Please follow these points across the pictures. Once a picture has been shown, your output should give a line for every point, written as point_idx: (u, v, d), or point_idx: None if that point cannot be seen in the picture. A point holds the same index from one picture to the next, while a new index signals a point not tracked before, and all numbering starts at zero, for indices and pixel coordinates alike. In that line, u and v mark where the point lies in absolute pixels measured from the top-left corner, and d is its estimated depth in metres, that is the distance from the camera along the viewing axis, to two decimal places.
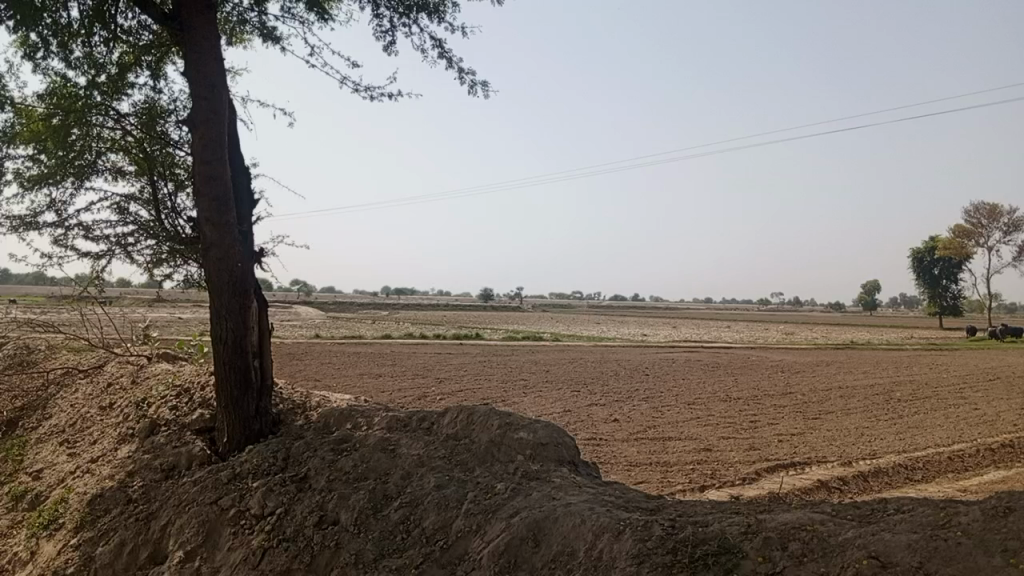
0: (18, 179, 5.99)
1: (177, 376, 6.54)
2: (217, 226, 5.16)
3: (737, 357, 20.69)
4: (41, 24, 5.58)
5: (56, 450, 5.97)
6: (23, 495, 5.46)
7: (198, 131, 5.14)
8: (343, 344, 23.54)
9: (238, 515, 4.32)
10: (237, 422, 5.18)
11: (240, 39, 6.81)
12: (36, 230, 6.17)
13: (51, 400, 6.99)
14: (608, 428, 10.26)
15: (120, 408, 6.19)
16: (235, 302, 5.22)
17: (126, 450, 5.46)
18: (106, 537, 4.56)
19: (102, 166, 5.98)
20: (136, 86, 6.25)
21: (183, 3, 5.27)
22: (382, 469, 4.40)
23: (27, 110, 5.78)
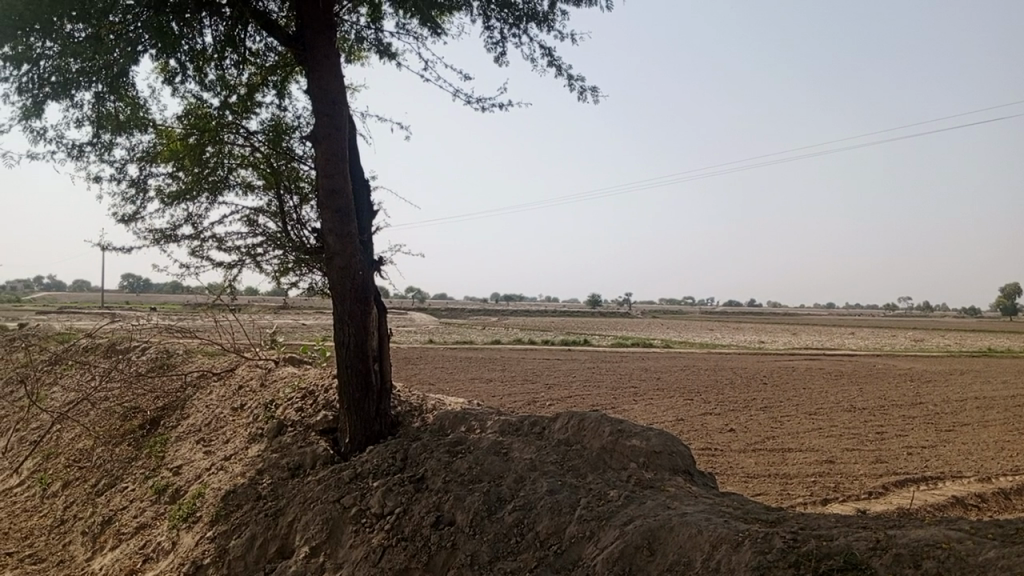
0: (159, 195, 6.44)
1: (301, 379, 6.87)
2: (340, 236, 5.39)
3: (861, 365, 19.73)
4: (180, 50, 5.98)
5: (194, 447, 6.38)
6: (164, 489, 5.86)
7: (321, 147, 5.39)
8: (455, 350, 24.02)
9: (359, 514, 4.48)
10: (359, 423, 5.38)
11: (358, 56, 7.07)
12: (174, 243, 6.59)
13: (188, 400, 7.48)
14: (723, 438, 10.01)
15: (250, 410, 6.55)
16: (356, 309, 5.43)
17: (256, 449, 5.77)
18: (239, 531, 4.83)
19: (234, 182, 6.35)
20: (263, 105, 6.60)
21: (306, 24, 5.54)
22: (496, 472, 4.46)
23: (167, 130, 6.21)
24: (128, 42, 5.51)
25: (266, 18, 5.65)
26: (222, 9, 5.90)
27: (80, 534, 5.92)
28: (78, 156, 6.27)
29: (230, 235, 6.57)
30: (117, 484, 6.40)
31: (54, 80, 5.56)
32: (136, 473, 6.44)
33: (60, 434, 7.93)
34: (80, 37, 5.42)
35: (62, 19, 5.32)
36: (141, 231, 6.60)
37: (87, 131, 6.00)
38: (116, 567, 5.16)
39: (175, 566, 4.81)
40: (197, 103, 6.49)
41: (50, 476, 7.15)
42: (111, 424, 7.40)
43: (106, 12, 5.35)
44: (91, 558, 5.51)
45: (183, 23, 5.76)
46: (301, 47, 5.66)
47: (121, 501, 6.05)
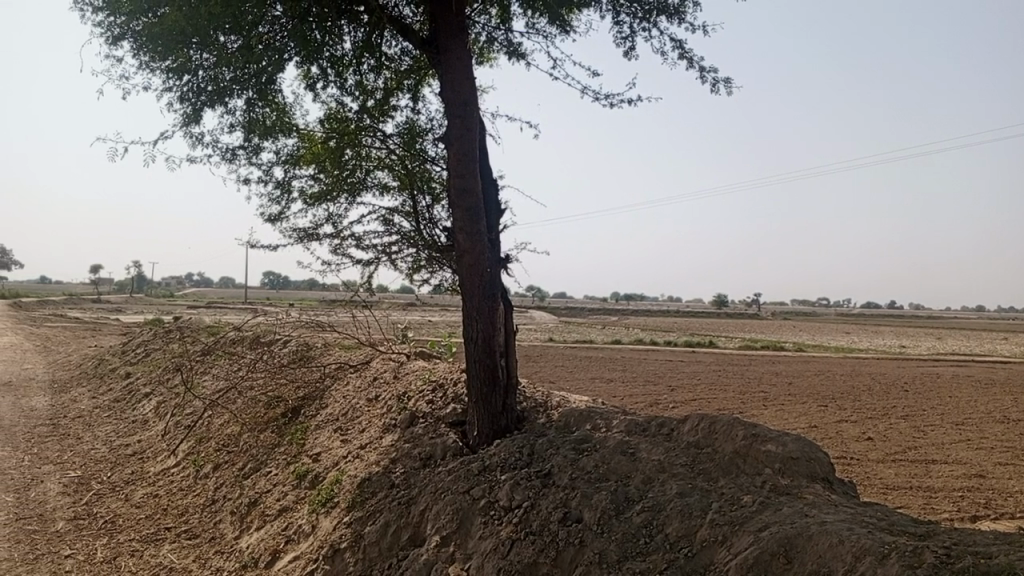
0: (302, 196, 6.76)
1: (432, 373, 7.07)
2: (470, 234, 5.49)
3: (1017, 373, 18.23)
4: (322, 58, 6.28)
5: (331, 436, 6.68)
6: (305, 475, 6.18)
7: (453, 147, 5.51)
8: (576, 350, 24.00)
9: (488, 506, 4.56)
10: (487, 417, 5.49)
11: (487, 58, 7.18)
12: (316, 241, 6.88)
13: (326, 391, 7.84)
14: (860, 447, 9.52)
15: (384, 401, 6.81)
16: (484, 305, 5.52)
17: (389, 439, 5.99)
18: (374, 518, 5.02)
19: (371, 183, 6.58)
20: (398, 108, 6.83)
21: (439, 28, 5.69)
22: (624, 471, 4.43)
23: (309, 134, 6.51)
24: (275, 51, 5.83)
25: (401, 23, 5.84)
26: (361, 16, 6.15)
27: (229, 514, 6.33)
28: (230, 159, 6.67)
29: (368, 234, 6.80)
30: (261, 468, 6.80)
31: (210, 89, 5.95)
32: (279, 458, 6.82)
33: (210, 419, 8.52)
34: (233, 47, 5.78)
35: (217, 31, 5.69)
36: (286, 230, 6.92)
37: (239, 136, 6.39)
38: (262, 546, 5.48)
39: (315, 548, 5.06)
40: (337, 108, 6.78)
41: (202, 458, 7.69)
42: (257, 412, 7.88)
43: (255, 23, 5.68)
44: (239, 537, 5.89)
45: (324, 31, 6.04)
46: (434, 50, 5.81)
47: (266, 485, 6.42)
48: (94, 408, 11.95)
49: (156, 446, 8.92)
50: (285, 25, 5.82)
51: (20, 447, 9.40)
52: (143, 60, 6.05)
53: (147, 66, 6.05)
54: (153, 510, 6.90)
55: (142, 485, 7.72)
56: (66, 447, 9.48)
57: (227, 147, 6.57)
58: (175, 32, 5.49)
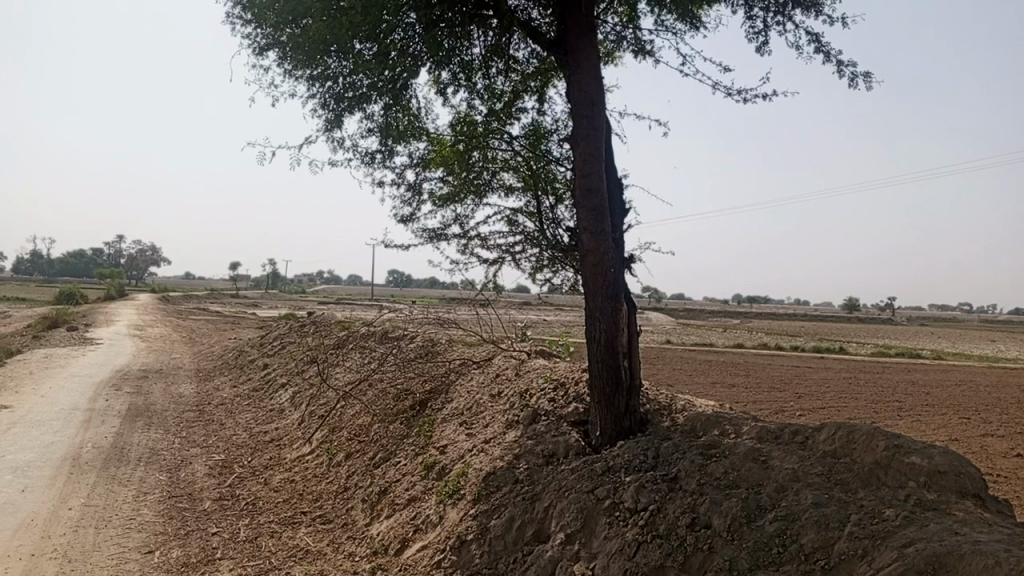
0: (432, 198, 6.93)
1: (554, 371, 7.11)
2: (594, 234, 5.45)
3: None
4: (452, 62, 6.44)
5: (457, 429, 6.84)
6: (432, 466, 6.36)
7: (579, 148, 5.51)
8: (696, 353, 23.51)
9: (613, 506, 4.55)
10: (609, 418, 5.44)
11: (614, 57, 7.15)
12: (444, 241, 7.02)
13: (452, 386, 8.02)
14: (1010, 463, 8.85)
15: (507, 398, 6.90)
16: (608, 306, 5.47)
17: (512, 435, 6.07)
18: (499, 512, 5.10)
19: (496, 184, 6.66)
20: (524, 110, 6.89)
21: (568, 28, 5.71)
22: (755, 479, 4.30)
23: (439, 137, 6.65)
24: (409, 57, 6.03)
25: (530, 26, 5.90)
26: (490, 20, 6.26)
27: (360, 501, 6.60)
28: (366, 163, 6.94)
29: (493, 235, 6.85)
30: (390, 459, 7.05)
31: (349, 95, 6.22)
32: (407, 449, 7.04)
33: (343, 410, 8.91)
34: (368, 54, 6.00)
35: (356, 41, 5.93)
36: (415, 232, 7.07)
37: (373, 140, 6.63)
38: (391, 534, 5.69)
39: (442, 538, 5.20)
40: (465, 112, 6.92)
41: (335, 446, 8.06)
42: (386, 405, 8.17)
43: (389, 31, 5.89)
44: (370, 524, 6.13)
45: (454, 37, 6.19)
46: (561, 52, 5.84)
47: (394, 475, 6.65)
48: (236, 396, 12.75)
49: (291, 434, 9.42)
50: (418, 32, 6.00)
51: (172, 430, 10.17)
52: (288, 69, 6.40)
53: (292, 75, 6.40)
54: (290, 495, 7.30)
55: (280, 470, 8.17)
56: (211, 432, 10.17)
57: (363, 151, 6.84)
58: (318, 43, 5.76)
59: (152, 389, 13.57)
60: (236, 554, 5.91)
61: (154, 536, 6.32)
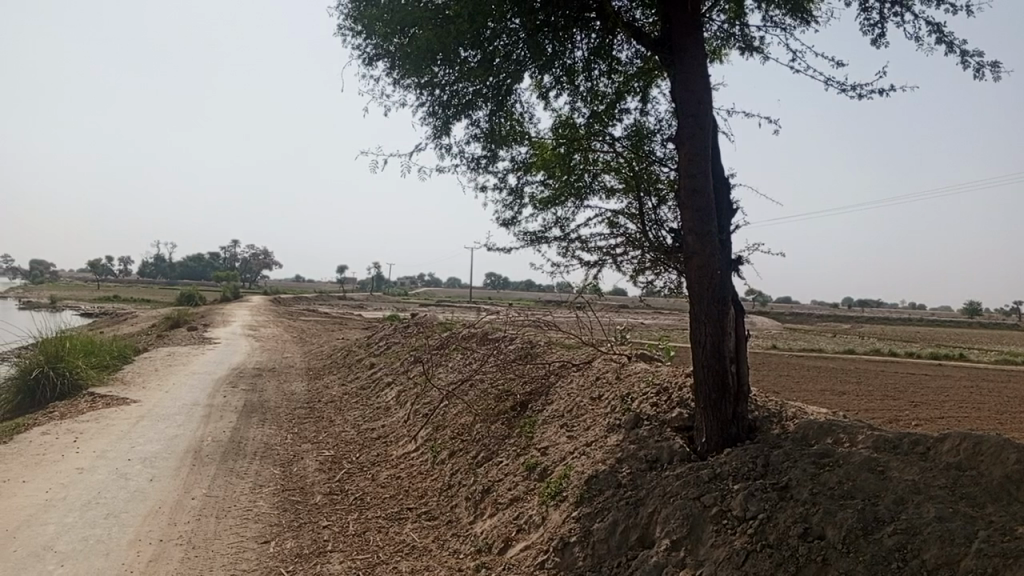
0: (533, 201, 6.94)
1: (656, 375, 7.02)
2: (700, 236, 5.34)
3: None
4: (555, 66, 6.47)
5: (558, 431, 6.86)
6: (534, 467, 6.39)
7: (684, 148, 5.43)
8: (804, 358, 22.69)
9: (721, 514, 4.45)
10: (715, 424, 5.31)
11: (720, 55, 7.01)
12: (545, 245, 7.01)
13: (552, 387, 8.04)
14: None
15: (608, 401, 6.87)
16: (714, 309, 5.34)
17: (615, 439, 6.04)
18: (602, 515, 5.09)
19: (597, 186, 6.60)
20: (626, 111, 6.84)
21: (673, 27, 5.63)
22: (872, 490, 4.12)
23: (541, 141, 6.67)
24: (512, 63, 6.12)
25: (634, 27, 5.86)
26: (592, 23, 6.27)
27: (464, 499, 6.71)
28: (470, 168, 7.03)
29: (594, 237, 6.79)
30: (493, 458, 7.13)
31: (455, 102, 6.36)
32: (509, 449, 7.10)
33: (446, 410, 9.09)
34: (473, 61, 6.12)
35: (461, 49, 6.06)
36: (516, 236, 7.07)
37: (478, 145, 6.72)
38: (495, 533, 5.76)
39: (545, 540, 5.22)
40: (568, 115, 6.93)
41: (439, 445, 8.22)
42: (488, 406, 8.28)
43: (493, 38, 5.99)
44: (473, 522, 6.22)
45: (557, 41, 6.23)
46: (666, 52, 5.77)
47: (497, 474, 6.72)
48: (344, 394, 13.20)
49: (397, 431, 9.67)
50: (521, 37, 6.07)
51: (285, 426, 10.63)
52: (397, 79, 6.60)
53: (401, 84, 6.60)
54: (397, 491, 7.52)
55: (386, 467, 8.41)
56: (321, 428, 10.58)
57: (468, 157, 6.94)
58: (425, 53, 5.92)
59: (267, 386, 14.21)
60: (346, 547, 6.13)
61: (269, 527, 6.62)
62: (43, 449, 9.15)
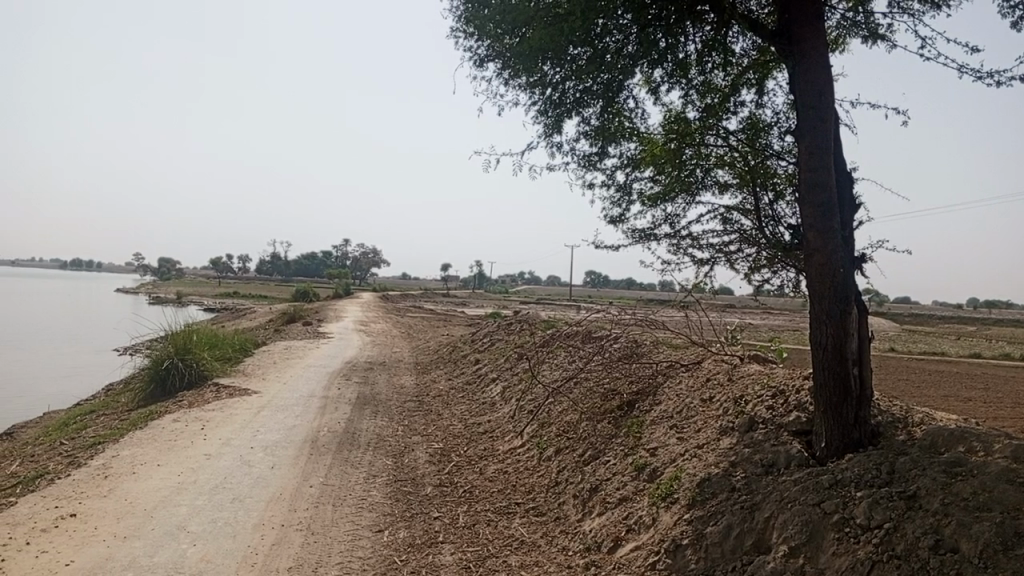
0: (642, 198, 6.84)
1: (770, 378, 6.80)
2: (821, 232, 5.15)
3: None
4: (667, 60, 6.37)
5: (668, 432, 6.75)
6: (643, 467, 6.33)
7: (805, 142, 5.25)
8: (925, 361, 21.52)
9: (843, 522, 4.27)
10: (836, 428, 5.11)
11: (842, 45, 6.73)
12: (655, 242, 6.88)
13: (661, 386, 7.93)
14: None
15: (720, 402, 6.72)
16: (835, 309, 5.13)
17: (728, 442, 5.90)
18: (715, 519, 4.99)
19: (709, 181, 6.44)
20: (741, 104, 6.66)
21: (792, 17, 5.45)
22: (1011, 503, 3.86)
23: (651, 136, 6.58)
24: (622, 59, 6.08)
25: (750, 18, 5.70)
26: (705, 16, 6.14)
27: (572, 497, 6.72)
28: (579, 166, 7.02)
29: (706, 233, 6.62)
30: (600, 456, 7.11)
31: (564, 100, 6.38)
32: (616, 448, 7.05)
33: (552, 407, 9.13)
34: (583, 58, 6.12)
35: (571, 47, 6.08)
36: (624, 233, 6.97)
37: (588, 142, 6.70)
38: (604, 532, 5.74)
39: (656, 541, 5.17)
40: (680, 110, 6.81)
41: (545, 441, 8.27)
42: (595, 404, 8.26)
43: (603, 34, 5.97)
44: (582, 520, 6.22)
45: (670, 35, 6.14)
46: (784, 42, 5.58)
47: (605, 473, 6.70)
48: (450, 389, 13.46)
49: (503, 426, 9.79)
50: (632, 32, 6.01)
51: (395, 418, 10.95)
52: (507, 79, 6.69)
53: (511, 84, 6.68)
54: (504, 485, 7.62)
55: (493, 461, 8.54)
56: (430, 421, 10.84)
57: (578, 154, 6.93)
58: (534, 51, 5.97)
59: (377, 380, 14.68)
60: (457, 539, 6.26)
61: (383, 516, 6.84)
62: (175, 435, 9.77)
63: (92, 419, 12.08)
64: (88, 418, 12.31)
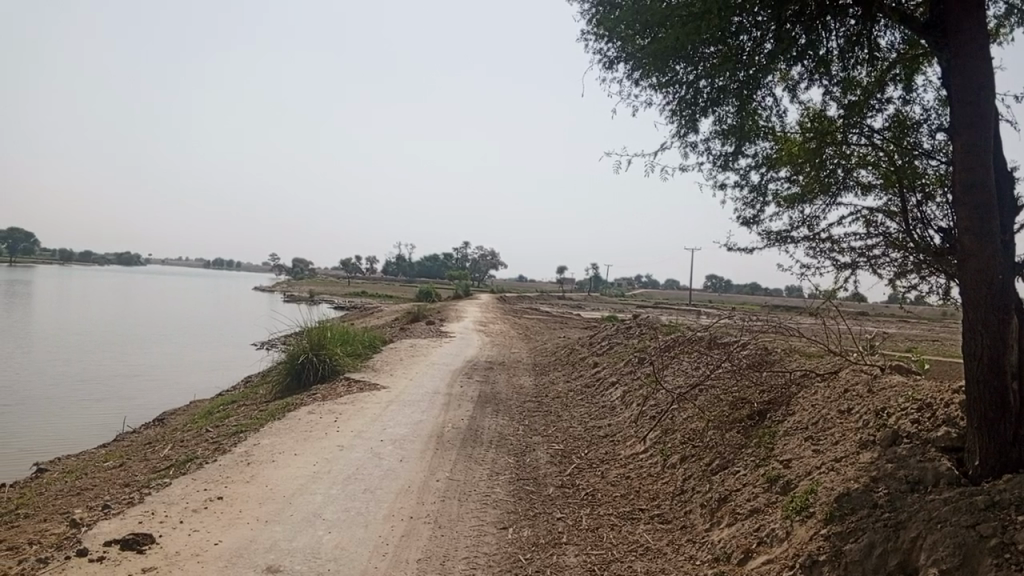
0: (778, 199, 6.59)
1: (916, 390, 6.39)
2: (978, 235, 4.81)
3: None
4: (807, 56, 6.12)
5: (802, 444, 6.48)
6: (776, 479, 6.10)
7: (960, 139, 4.91)
8: None
9: (1002, 547, 3.94)
10: (993, 447, 4.74)
11: (1002, 35, 6.27)
12: (792, 244, 6.60)
13: (794, 396, 7.63)
14: None
15: (860, 415, 6.39)
16: (992, 318, 4.77)
17: (868, 456, 5.62)
18: (856, 536, 4.75)
19: (852, 182, 6.12)
20: (887, 101, 6.31)
21: (948, 8, 5.11)
22: None
23: (788, 135, 6.34)
24: (758, 56, 5.90)
25: (899, 11, 5.40)
26: (849, 9, 5.87)
27: (699, 506, 6.57)
28: (711, 166, 6.85)
29: (848, 236, 6.28)
30: (729, 467, 6.92)
31: (697, 100, 6.28)
32: (747, 459, 6.84)
33: (677, 413, 8.98)
34: (716, 57, 5.99)
35: (703, 45, 5.97)
36: (759, 235, 6.74)
37: (721, 142, 6.54)
38: (734, 543, 5.59)
39: (790, 555, 5.00)
40: (820, 107, 6.53)
41: (670, 448, 8.14)
42: (723, 412, 8.06)
43: (738, 32, 5.83)
44: (710, 530, 6.08)
45: (810, 30, 5.91)
46: (937, 34, 5.25)
47: (735, 483, 6.51)
48: (570, 391, 13.47)
49: (625, 431, 9.70)
50: (769, 29, 5.84)
51: (516, 418, 11.08)
52: (638, 78, 6.64)
53: (643, 84, 6.62)
54: (628, 491, 7.57)
55: (615, 465, 8.49)
56: (551, 422, 10.90)
57: (712, 155, 6.76)
58: (667, 51, 5.90)
59: (498, 379, 14.89)
60: (581, 541, 6.26)
61: (507, 513, 6.93)
62: (310, 426, 10.27)
63: (235, 409, 12.88)
64: (230, 407, 13.13)
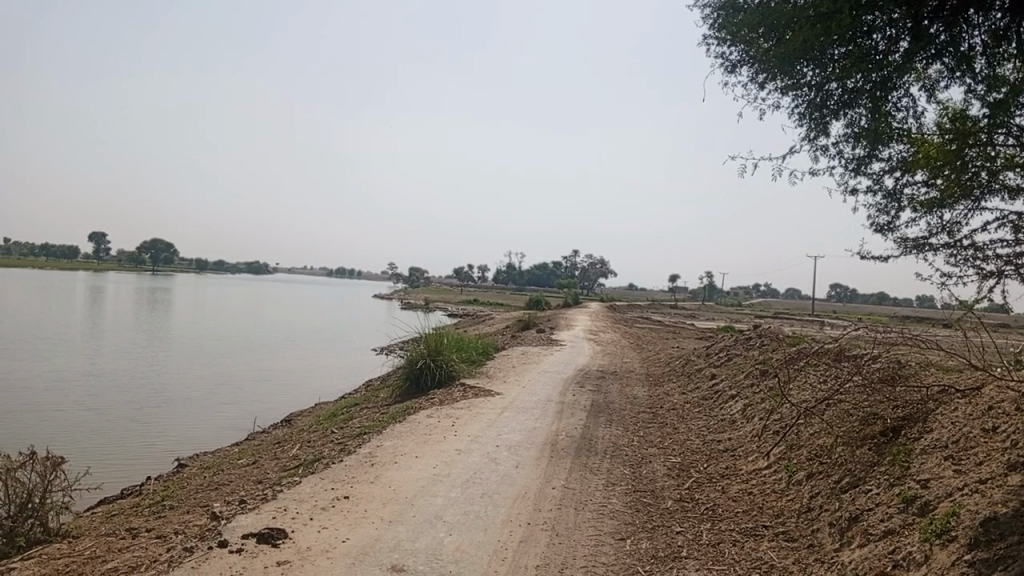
0: (915, 204, 6.27)
1: None
2: None
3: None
4: (947, 54, 5.80)
5: (942, 463, 6.11)
6: (912, 500, 5.79)
7: None
8: None
9: None
10: None
11: None
12: (931, 251, 6.26)
13: (932, 413, 7.19)
14: None
15: (1007, 434, 5.95)
16: None
17: (1018, 479, 5.22)
18: (1005, 563, 4.42)
19: (996, 185, 5.74)
20: None
21: None
22: None
23: (926, 137, 6.02)
24: (891, 55, 5.65)
25: None
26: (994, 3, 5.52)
27: (827, 525, 6.31)
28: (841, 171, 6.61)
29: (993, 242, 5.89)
30: (860, 485, 6.62)
31: (825, 103, 6.08)
32: (879, 478, 6.51)
33: (802, 429, 8.66)
34: (846, 58, 5.79)
35: (833, 46, 5.78)
36: (894, 242, 6.43)
37: (853, 145, 6.30)
38: (867, 565, 5.34)
39: None
40: (962, 107, 6.17)
41: (795, 465, 7.86)
42: (853, 428, 7.71)
43: (870, 32, 5.61)
44: (839, 550, 5.83)
45: (949, 26, 5.60)
46: None
47: (866, 503, 6.21)
48: (686, 403, 13.22)
49: (745, 446, 9.44)
50: (904, 26, 5.58)
51: (631, 429, 10.98)
52: (764, 82, 6.50)
53: (769, 87, 6.48)
54: (750, 506, 7.37)
55: (736, 481, 8.27)
56: (666, 434, 10.73)
57: (843, 159, 6.52)
58: (794, 53, 5.76)
59: (612, 389, 14.81)
60: (701, 555, 6.15)
61: (625, 525, 6.88)
62: (429, 429, 10.53)
63: (357, 411, 13.39)
64: (353, 410, 13.67)
